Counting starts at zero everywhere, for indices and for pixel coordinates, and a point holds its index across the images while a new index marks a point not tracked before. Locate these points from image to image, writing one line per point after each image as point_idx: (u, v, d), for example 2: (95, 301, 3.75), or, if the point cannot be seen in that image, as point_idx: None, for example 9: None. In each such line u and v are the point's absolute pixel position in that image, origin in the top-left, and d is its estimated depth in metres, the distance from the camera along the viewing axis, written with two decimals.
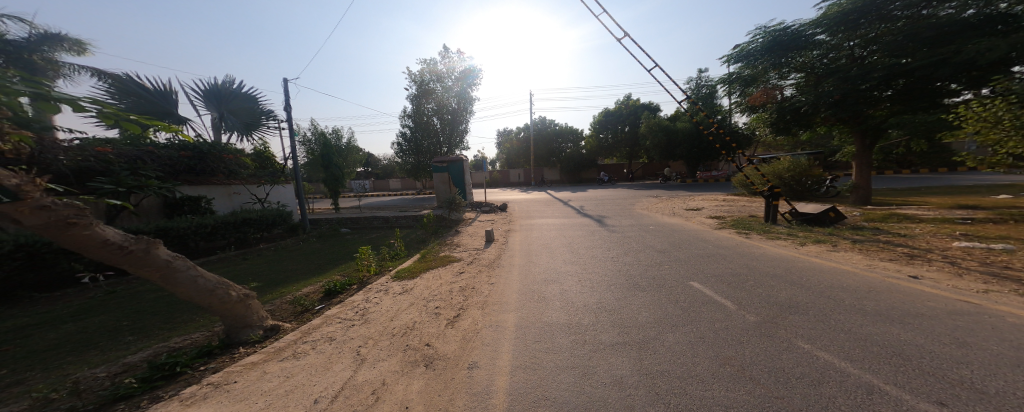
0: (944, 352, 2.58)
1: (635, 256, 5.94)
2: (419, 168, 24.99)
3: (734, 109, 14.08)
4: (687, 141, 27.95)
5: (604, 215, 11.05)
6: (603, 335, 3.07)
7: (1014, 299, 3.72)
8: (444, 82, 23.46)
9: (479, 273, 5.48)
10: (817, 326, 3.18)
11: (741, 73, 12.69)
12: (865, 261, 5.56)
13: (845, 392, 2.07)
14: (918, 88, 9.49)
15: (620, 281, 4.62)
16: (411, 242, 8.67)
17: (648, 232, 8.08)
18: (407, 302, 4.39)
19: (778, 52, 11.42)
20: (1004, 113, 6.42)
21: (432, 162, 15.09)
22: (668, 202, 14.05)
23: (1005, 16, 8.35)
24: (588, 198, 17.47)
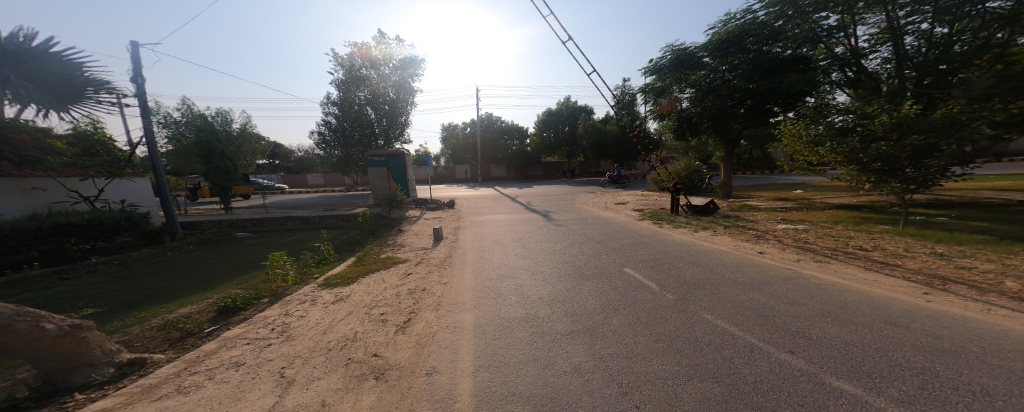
0: (791, 310, 3.49)
1: (580, 248, 6.39)
2: (350, 163, 22.21)
3: (648, 115, 16.14)
4: (615, 142, 31.30)
5: (549, 210, 11.60)
6: (557, 325, 3.28)
7: (818, 265, 5.30)
8: (380, 69, 21.07)
9: (429, 274, 5.20)
10: (715, 298, 3.97)
11: (654, 85, 14.66)
12: (735, 242, 7.12)
13: (739, 352, 2.66)
14: (757, 110, 12.30)
15: (569, 273, 4.95)
16: (341, 245, 7.72)
17: (588, 224, 8.81)
18: (346, 311, 3.93)
19: (680, 69, 13.51)
20: (804, 130, 9.07)
21: (368, 155, 13.62)
22: (599, 197, 15.50)
23: (806, 58, 11.64)
24: (534, 194, 18.16)
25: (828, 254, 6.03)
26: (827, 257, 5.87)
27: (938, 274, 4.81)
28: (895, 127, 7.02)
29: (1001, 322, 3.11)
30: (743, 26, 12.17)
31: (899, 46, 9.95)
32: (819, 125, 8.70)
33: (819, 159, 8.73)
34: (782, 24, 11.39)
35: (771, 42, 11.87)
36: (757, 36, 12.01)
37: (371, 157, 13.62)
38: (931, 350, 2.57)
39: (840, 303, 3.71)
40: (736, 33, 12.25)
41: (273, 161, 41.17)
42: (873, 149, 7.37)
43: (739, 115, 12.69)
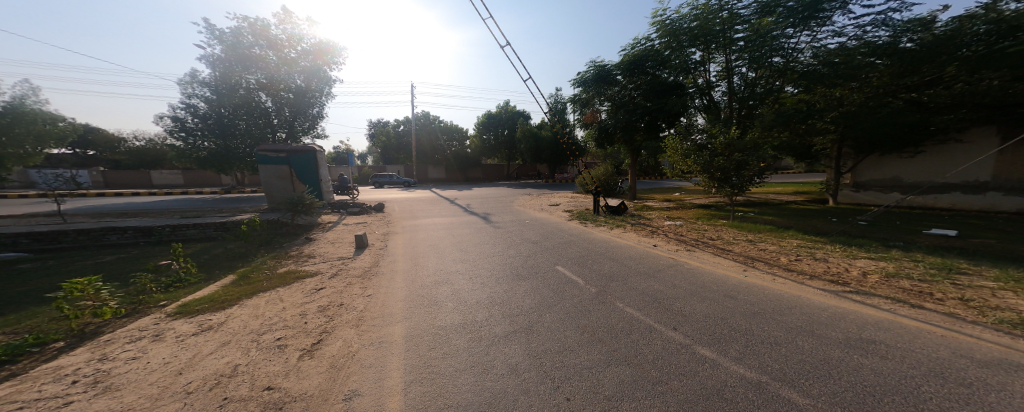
0: (687, 301, 4.18)
1: (517, 249, 6.53)
2: (229, 157, 18.09)
3: (575, 124, 17.54)
4: (550, 148, 32.98)
5: (488, 212, 11.65)
6: (494, 328, 3.28)
7: (699, 255, 6.57)
8: (285, 52, 17.88)
9: (348, 287, 4.58)
10: (629, 290, 4.51)
11: (580, 95, 15.99)
12: (640, 237, 8.23)
13: (647, 341, 3.10)
14: (652, 125, 14.43)
15: (505, 274, 4.99)
16: (210, 262, 6.11)
17: (525, 225, 9.04)
18: (220, 343, 3.07)
19: (600, 84, 15.00)
20: (678, 143, 10.94)
21: (258, 151, 11.28)
22: (535, 199, 16.15)
23: (683, 85, 14.00)
24: (471, 196, 17.89)
25: (698, 245, 7.47)
26: (696, 247, 7.28)
27: (750, 255, 6.53)
28: (730, 145, 9.63)
29: (786, 290, 4.60)
30: (645, 51, 13.98)
31: (730, 83, 12.95)
32: (687, 141, 10.80)
33: (687, 168, 10.87)
34: (668, 54, 13.41)
35: (660, 68, 13.90)
36: (654, 60, 13.83)
37: (261, 153, 11.31)
38: (777, 325, 3.47)
39: (721, 289, 4.61)
40: (640, 57, 13.97)
41: (92, 153, 30.26)
42: (714, 162, 9.93)
43: (639, 128, 14.67)
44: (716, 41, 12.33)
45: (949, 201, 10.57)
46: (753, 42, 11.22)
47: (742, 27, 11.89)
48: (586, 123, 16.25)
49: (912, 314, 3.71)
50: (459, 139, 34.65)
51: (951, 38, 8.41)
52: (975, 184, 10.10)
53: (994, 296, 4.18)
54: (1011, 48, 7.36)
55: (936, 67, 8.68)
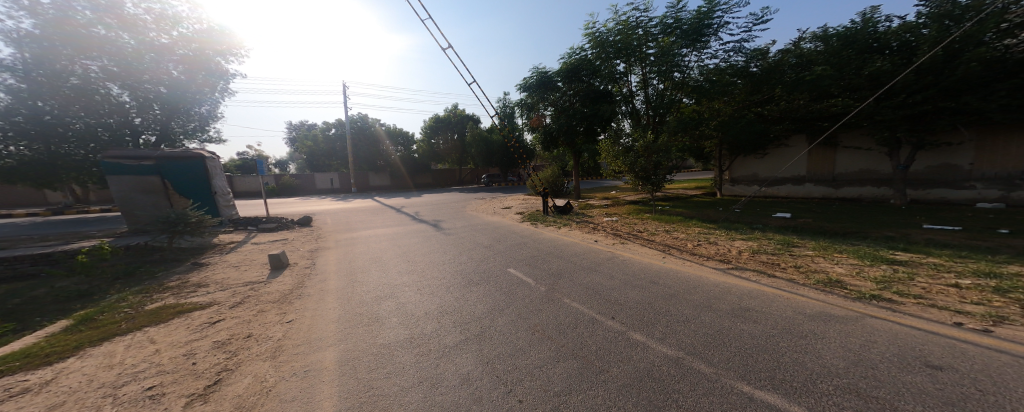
0: (632, 293, 4.39)
1: (468, 254, 6.33)
2: (54, 165, 11.50)
3: (523, 128, 17.85)
4: (500, 152, 33.29)
5: (438, 218, 11.15)
6: (444, 338, 3.07)
7: (634, 247, 7.08)
8: (151, 36, 11.27)
9: (259, 315, 3.83)
10: (578, 287, 4.61)
11: (525, 100, 16.32)
12: (586, 235, 8.56)
13: (599, 336, 3.17)
14: (590, 129, 15.27)
15: (455, 281, 4.76)
16: (25, 308, 4.41)
17: (476, 230, 8.82)
18: (42, 408, 2.16)
19: (542, 90, 15.52)
20: (609, 146, 11.94)
21: (103, 159, 9.10)
22: (489, 203, 15.96)
23: (613, 93, 15.03)
24: (418, 203, 16.94)
25: (635, 238, 8.00)
26: (629, 240, 7.80)
27: (669, 244, 7.21)
28: (649, 148, 10.91)
29: (692, 272, 5.30)
30: (578, 60, 14.78)
31: (646, 93, 14.14)
32: (617, 145, 11.77)
33: (619, 170, 11.80)
34: (598, 64, 14.28)
35: (591, 77, 14.79)
36: (588, 70, 14.66)
37: (110, 160, 9.15)
38: (706, 310, 3.80)
39: (659, 279, 4.95)
40: (575, 66, 14.74)
41: None
42: (638, 163, 11.06)
43: (580, 132, 15.43)
44: (634, 55, 13.48)
45: (786, 190, 13.37)
46: (661, 56, 12.49)
47: (653, 44, 13.20)
48: (532, 126, 16.66)
49: (788, 287, 4.44)
50: (406, 142, 32.92)
51: (779, 68, 11.34)
52: (798, 177, 12.92)
53: (818, 263, 5.38)
54: (808, 76, 10.10)
55: (770, 88, 11.59)
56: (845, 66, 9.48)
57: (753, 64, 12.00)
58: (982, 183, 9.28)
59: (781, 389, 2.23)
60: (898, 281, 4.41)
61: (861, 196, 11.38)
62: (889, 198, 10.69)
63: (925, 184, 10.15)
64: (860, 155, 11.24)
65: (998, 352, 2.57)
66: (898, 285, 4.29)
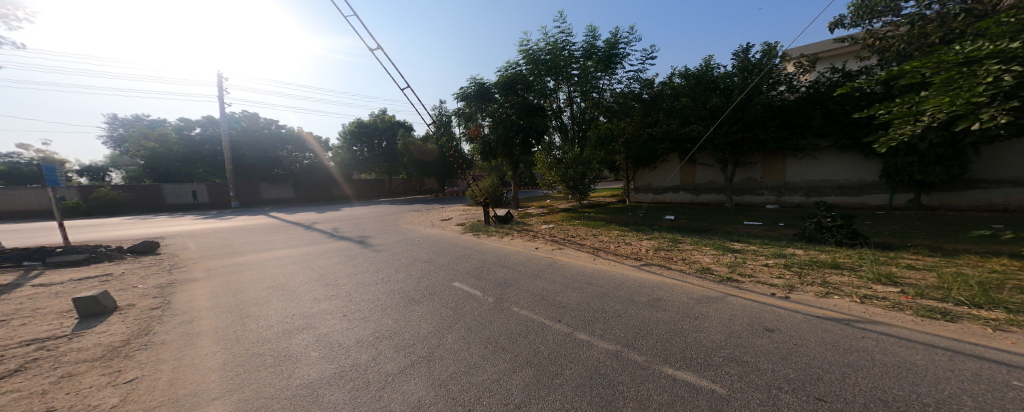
0: (577, 296, 4.42)
1: (406, 271, 5.76)
2: None
3: (460, 138, 17.56)
4: (436, 162, 32.07)
5: (365, 234, 10.05)
6: (386, 363, 2.64)
7: (570, 252, 7.30)
8: None
9: (83, 372, 2.70)
10: (527, 295, 4.50)
11: (462, 109, 16.10)
12: (528, 243, 8.58)
13: (553, 341, 3.07)
14: (526, 140, 15.62)
15: (392, 301, 4.23)
16: None
17: (412, 245, 8.16)
18: None
19: (479, 100, 15.47)
20: (543, 156, 12.42)
21: None
22: (425, 215, 15.12)
23: (547, 107, 15.61)
24: (339, 218, 15.13)
25: (571, 243, 8.30)
26: (565, 246, 8.04)
27: (599, 248, 7.58)
28: (577, 159, 11.76)
29: (620, 271, 5.66)
30: (514, 74, 15.14)
31: (573, 110, 15.10)
32: (550, 156, 12.35)
33: (551, 180, 12.33)
34: (532, 79, 14.94)
35: (525, 91, 15.26)
36: (524, 84, 15.10)
37: None
38: (643, 306, 3.99)
39: (599, 280, 5.12)
40: (511, 79, 15.05)
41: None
42: (568, 173, 11.79)
43: (516, 143, 15.67)
44: (561, 74, 14.42)
45: (667, 199, 15.62)
46: (582, 78, 13.58)
47: (576, 66, 14.34)
48: (470, 136, 16.53)
49: (701, 279, 4.95)
50: (318, 154, 28.91)
51: (660, 96, 13.39)
52: (674, 187, 15.31)
53: (698, 255, 6.28)
54: (679, 105, 12.28)
55: (656, 113, 13.51)
56: (699, 99, 12.02)
57: (644, 92, 13.75)
58: (767, 191, 12.94)
59: (733, 379, 2.34)
60: (740, 264, 5.49)
61: (711, 201, 14.32)
62: (724, 203, 13.80)
63: (740, 191, 13.52)
64: (709, 170, 14.18)
65: (800, 313, 3.54)
66: (741, 267, 5.37)
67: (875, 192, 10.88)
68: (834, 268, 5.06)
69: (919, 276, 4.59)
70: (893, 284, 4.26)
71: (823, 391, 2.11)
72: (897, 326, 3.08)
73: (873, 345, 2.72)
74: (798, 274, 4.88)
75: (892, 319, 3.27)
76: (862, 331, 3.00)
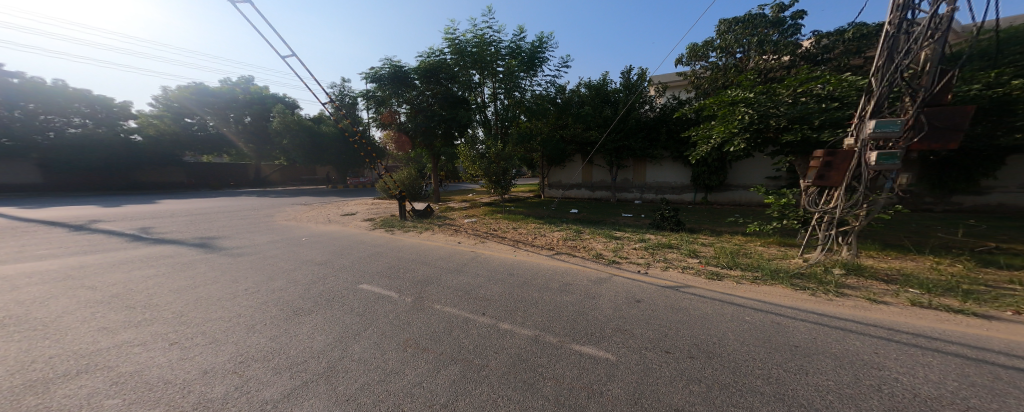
0: (497, 288, 4.39)
1: (298, 274, 4.87)
2: None
3: (371, 123, 16.02)
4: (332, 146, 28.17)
5: (214, 236, 7.70)
6: (273, 383, 2.15)
7: (491, 245, 7.30)
8: None
9: None
10: (446, 291, 4.28)
11: (374, 93, 14.63)
12: (447, 237, 8.28)
13: (476, 335, 2.95)
14: (448, 133, 14.96)
15: (280, 307, 3.51)
16: None
17: (309, 244, 6.99)
18: None
19: (395, 84, 14.20)
20: (465, 150, 12.17)
21: None
22: (323, 210, 13.18)
23: (472, 101, 15.21)
24: (203, 213, 12.02)
25: (489, 237, 8.31)
26: (486, 239, 8.01)
27: (516, 240, 7.79)
28: (499, 155, 11.81)
29: (535, 260, 5.90)
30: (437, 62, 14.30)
31: (496, 106, 15.02)
32: (473, 150, 12.22)
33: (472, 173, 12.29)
34: (457, 70, 14.36)
35: (449, 82, 14.64)
36: (447, 74, 14.43)
37: None
38: (556, 291, 4.18)
39: (517, 272, 5.18)
40: (434, 66, 14.18)
41: None
42: (490, 168, 11.82)
43: (437, 134, 14.91)
44: (488, 69, 14.29)
45: (568, 194, 17.01)
46: (507, 76, 13.74)
47: (502, 64, 14.32)
48: (383, 122, 15.18)
49: (601, 263, 5.47)
50: (102, 123, 20.91)
51: (570, 102, 14.71)
52: (574, 183, 16.80)
53: (594, 243, 6.99)
54: (584, 112, 13.87)
55: (566, 118, 14.73)
56: (597, 110, 13.86)
57: (557, 96, 14.67)
58: (635, 189, 15.19)
59: (637, 349, 2.58)
60: (621, 249, 6.34)
61: (601, 198, 16.17)
62: (609, 199, 15.77)
63: (616, 189, 15.59)
64: (601, 170, 16.00)
65: (654, 285, 4.26)
66: (621, 251, 6.15)
67: (685, 191, 14.15)
68: (670, 247, 6.27)
69: (706, 249, 6.04)
70: (696, 256, 5.56)
71: (697, 351, 2.49)
72: (715, 290, 3.96)
73: (730, 309, 3.34)
74: (652, 254, 5.87)
75: (698, 283, 4.28)
76: (721, 297, 3.70)
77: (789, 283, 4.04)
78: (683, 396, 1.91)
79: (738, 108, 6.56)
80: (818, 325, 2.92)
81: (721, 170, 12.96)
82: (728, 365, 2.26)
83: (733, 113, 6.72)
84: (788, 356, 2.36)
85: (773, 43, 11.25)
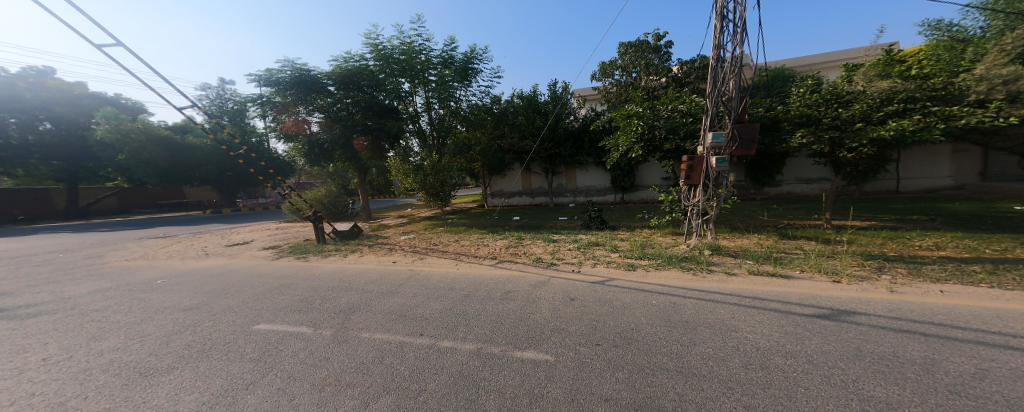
0: (435, 304, 4.19)
1: (168, 322, 3.91)
2: None
3: (268, 133, 14.16)
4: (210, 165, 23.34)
5: (10, 294, 5.57)
6: None
7: (426, 261, 6.98)
8: None
9: None
10: (373, 316, 3.92)
11: (273, 98, 12.97)
12: (379, 258, 7.66)
13: (408, 359, 2.75)
14: (375, 144, 13.91)
15: (138, 366, 2.77)
16: None
17: (191, 285, 5.71)
18: None
19: (301, 90, 12.72)
20: (397, 161, 11.51)
21: None
22: (209, 241, 11.03)
23: (400, 111, 14.43)
24: (16, 260, 8.93)
25: (424, 253, 7.91)
26: (426, 255, 7.62)
27: (458, 253, 7.56)
28: (436, 166, 11.44)
29: (475, 272, 5.79)
30: (358, 68, 13.29)
31: (430, 116, 14.57)
32: (407, 162, 11.66)
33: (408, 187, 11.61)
34: (382, 77, 13.51)
35: (372, 90, 13.70)
36: (369, 80, 13.46)
37: None
38: (495, 300, 4.15)
39: (457, 285, 5.01)
40: (354, 72, 13.15)
41: None
42: (427, 180, 11.39)
43: (362, 147, 13.77)
44: (418, 78, 13.80)
45: (507, 202, 17.26)
46: (439, 84, 13.43)
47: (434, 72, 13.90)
48: (288, 133, 13.44)
49: (535, 268, 5.63)
50: None
51: (506, 112, 14.85)
52: (513, 191, 17.12)
53: (535, 247, 7.20)
54: (518, 121, 14.35)
55: (503, 127, 14.96)
56: (534, 120, 14.46)
57: (494, 106, 14.76)
58: (570, 193, 16.18)
59: (572, 345, 2.70)
60: (559, 251, 6.63)
61: (539, 203, 16.79)
62: (546, 204, 16.48)
63: (552, 194, 16.38)
64: (537, 177, 16.65)
65: (584, 282, 4.55)
66: (559, 253, 6.45)
67: (609, 192, 15.57)
68: (597, 245, 6.79)
69: (623, 244, 6.68)
70: (616, 251, 6.10)
71: (619, 338, 2.72)
72: (638, 280, 4.37)
73: (636, 296, 3.72)
74: (583, 253, 6.26)
75: (621, 275, 4.69)
76: (642, 285, 4.11)
77: (679, 266, 4.73)
78: (611, 384, 2.03)
79: (632, 120, 7.58)
80: (713, 299, 3.42)
81: (630, 173, 14.78)
82: (640, 347, 2.50)
83: (630, 125, 7.67)
84: (682, 331, 2.69)
85: (655, 65, 13.56)
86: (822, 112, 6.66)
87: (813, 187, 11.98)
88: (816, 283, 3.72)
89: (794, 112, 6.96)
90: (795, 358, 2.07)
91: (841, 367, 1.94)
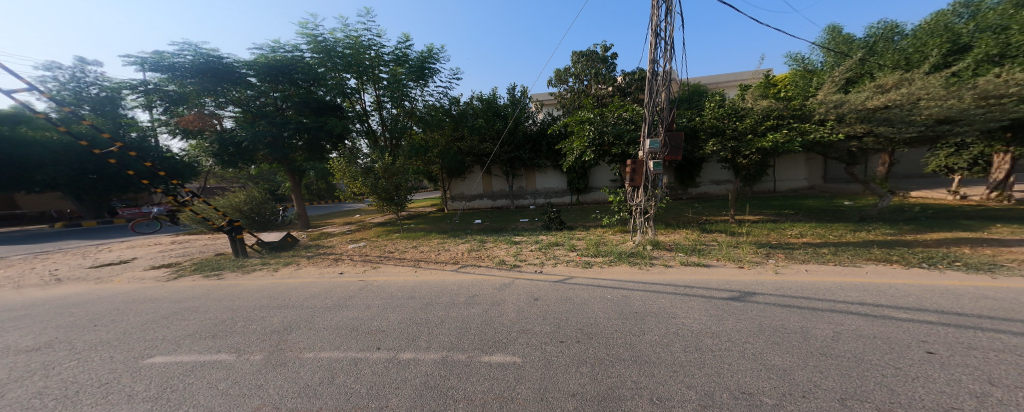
0: (388, 315, 3.92)
1: (14, 367, 3.07)
2: None
3: (158, 128, 12.06)
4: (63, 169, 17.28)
5: None
6: None
7: (376, 270, 6.53)
8: None
9: None
10: (311, 333, 3.55)
11: (170, 90, 11.14)
12: (321, 269, 6.98)
13: (353, 375, 2.53)
14: (313, 144, 12.72)
15: None
16: None
17: (63, 316, 4.61)
18: None
19: (210, 78, 11.11)
20: (344, 163, 10.62)
21: None
22: (86, 260, 9.10)
23: (342, 108, 13.39)
24: None
25: (376, 262, 7.39)
26: (378, 264, 7.11)
27: (415, 260, 7.19)
28: (389, 169, 10.81)
29: (436, 278, 5.55)
30: (291, 59, 12.06)
31: (382, 115, 13.77)
32: (355, 164, 10.88)
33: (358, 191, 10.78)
34: (322, 72, 12.45)
35: (310, 85, 12.51)
36: (305, 74, 12.26)
37: None
38: (454, 306, 4.01)
39: (414, 294, 4.75)
40: (285, 64, 11.89)
41: None
42: (379, 184, 10.68)
43: (297, 146, 12.50)
44: (367, 74, 12.99)
45: (467, 206, 16.93)
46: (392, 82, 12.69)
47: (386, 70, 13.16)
48: (188, 129, 11.75)
49: (493, 270, 5.56)
50: None
51: (465, 114, 14.51)
52: (473, 194, 16.84)
53: (498, 250, 7.13)
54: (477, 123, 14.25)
55: (461, 129, 14.63)
56: (492, 123, 14.49)
57: (452, 107, 14.36)
58: (530, 196, 16.43)
59: (532, 345, 2.69)
60: (521, 253, 6.64)
61: (500, 206, 16.78)
62: (508, 206, 16.52)
63: (512, 197, 16.48)
64: (497, 180, 16.63)
65: (545, 281, 4.60)
66: (521, 255, 6.47)
67: (567, 194, 16.13)
68: (556, 245, 6.94)
69: (579, 243, 6.92)
70: (575, 250, 6.29)
71: (574, 334, 2.78)
72: (595, 276, 4.53)
73: (576, 294, 3.85)
74: (543, 253, 6.36)
75: (580, 272, 4.84)
76: (598, 281, 4.27)
77: (628, 261, 5.02)
78: (575, 379, 2.04)
79: (584, 125, 7.90)
80: (656, 289, 3.66)
81: (584, 175, 15.54)
82: (590, 341, 2.57)
83: (582, 130, 8.01)
84: (624, 323, 2.82)
85: (602, 74, 14.43)
86: (727, 125, 7.72)
87: (720, 188, 13.67)
88: (729, 269, 4.20)
89: (705, 124, 7.98)
90: (718, 338, 2.27)
91: (750, 341, 2.18)
